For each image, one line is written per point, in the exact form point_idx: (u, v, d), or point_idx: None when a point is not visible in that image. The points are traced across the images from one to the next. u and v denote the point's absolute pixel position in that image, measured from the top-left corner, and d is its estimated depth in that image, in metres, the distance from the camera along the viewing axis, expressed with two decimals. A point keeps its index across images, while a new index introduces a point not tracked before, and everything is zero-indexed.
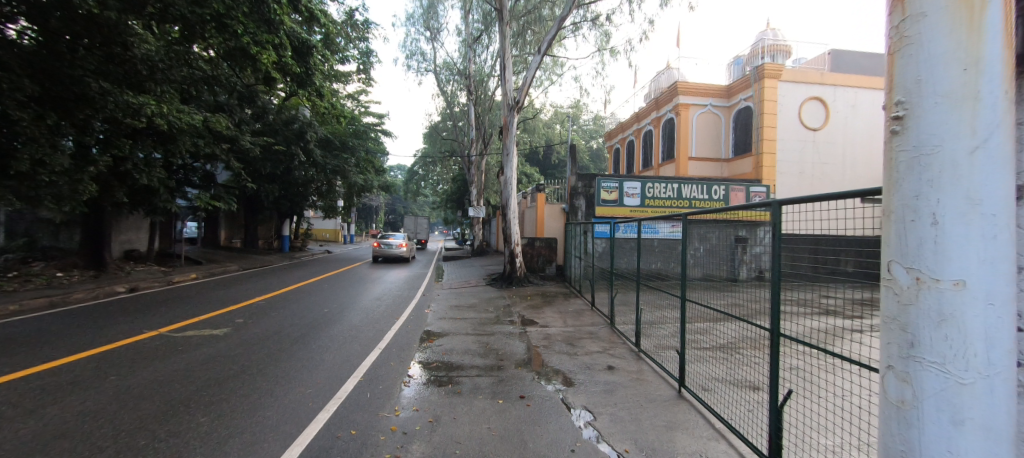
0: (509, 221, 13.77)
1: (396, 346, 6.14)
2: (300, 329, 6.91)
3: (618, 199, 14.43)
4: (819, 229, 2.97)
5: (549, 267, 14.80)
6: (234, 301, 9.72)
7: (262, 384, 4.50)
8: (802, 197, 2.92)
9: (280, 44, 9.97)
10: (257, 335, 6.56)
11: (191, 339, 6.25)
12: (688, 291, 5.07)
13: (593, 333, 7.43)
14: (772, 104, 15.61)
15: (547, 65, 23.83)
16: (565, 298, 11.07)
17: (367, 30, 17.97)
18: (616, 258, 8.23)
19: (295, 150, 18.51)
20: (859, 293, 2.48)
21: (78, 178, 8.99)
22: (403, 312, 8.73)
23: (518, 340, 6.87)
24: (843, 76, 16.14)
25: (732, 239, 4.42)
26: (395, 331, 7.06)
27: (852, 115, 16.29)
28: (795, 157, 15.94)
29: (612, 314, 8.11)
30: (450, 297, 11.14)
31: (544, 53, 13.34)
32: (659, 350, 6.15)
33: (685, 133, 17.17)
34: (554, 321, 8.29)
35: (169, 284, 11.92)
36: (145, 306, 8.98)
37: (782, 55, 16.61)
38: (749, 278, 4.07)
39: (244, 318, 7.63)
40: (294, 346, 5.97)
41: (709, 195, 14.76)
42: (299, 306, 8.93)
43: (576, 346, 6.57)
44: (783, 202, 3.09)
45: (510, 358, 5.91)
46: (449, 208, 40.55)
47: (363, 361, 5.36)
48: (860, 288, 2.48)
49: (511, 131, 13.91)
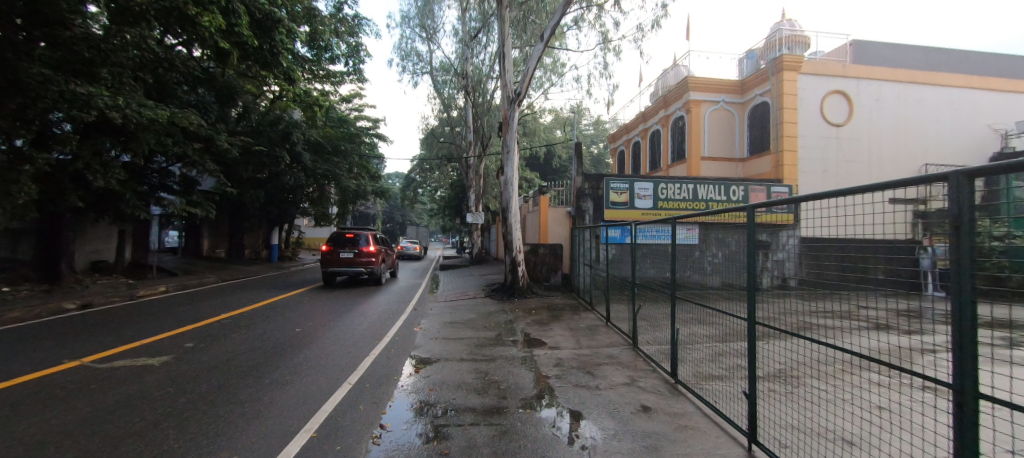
0: (511, 227, 12.51)
1: (372, 380, 4.89)
2: (255, 357, 5.65)
3: (629, 201, 13.31)
4: (983, 233, 1.62)
5: (554, 275, 13.54)
6: (197, 319, 8.44)
7: (170, 446, 3.27)
8: (989, 168, 1.54)
9: (233, 13, 8.92)
10: (204, 365, 5.35)
11: (116, 372, 5.01)
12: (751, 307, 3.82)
13: (614, 356, 6.16)
14: (792, 98, 14.53)
15: (547, 65, 22.89)
16: (574, 312, 9.84)
17: (357, 25, 17.01)
18: (637, 264, 7.02)
19: (280, 152, 17.19)
20: (896, 303, 2.18)
21: (14, 177, 7.78)
22: (387, 331, 7.49)
23: (523, 368, 5.59)
24: (867, 68, 15.13)
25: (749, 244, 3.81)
26: (374, 357, 5.83)
27: (879, 110, 15.16)
28: (818, 156, 14.83)
29: (634, 332, 6.87)
30: (445, 312, 9.86)
31: (546, 42, 12.25)
32: (708, 381, 4.90)
33: (697, 131, 16.08)
34: (565, 342, 7.00)
35: (130, 299, 10.64)
36: (86, 327, 7.64)
37: (800, 46, 15.46)
38: (769, 287, 3.59)
39: (195, 341, 6.36)
40: (245, 380, 4.79)
41: (727, 197, 13.61)
42: (268, 326, 7.67)
43: (597, 375, 5.31)
44: (962, 174, 1.68)
45: (515, 395, 4.65)
46: (447, 215, 39.18)
47: (322, 404, 4.12)
48: (900, 296, 2.13)
49: (511, 127, 12.70)
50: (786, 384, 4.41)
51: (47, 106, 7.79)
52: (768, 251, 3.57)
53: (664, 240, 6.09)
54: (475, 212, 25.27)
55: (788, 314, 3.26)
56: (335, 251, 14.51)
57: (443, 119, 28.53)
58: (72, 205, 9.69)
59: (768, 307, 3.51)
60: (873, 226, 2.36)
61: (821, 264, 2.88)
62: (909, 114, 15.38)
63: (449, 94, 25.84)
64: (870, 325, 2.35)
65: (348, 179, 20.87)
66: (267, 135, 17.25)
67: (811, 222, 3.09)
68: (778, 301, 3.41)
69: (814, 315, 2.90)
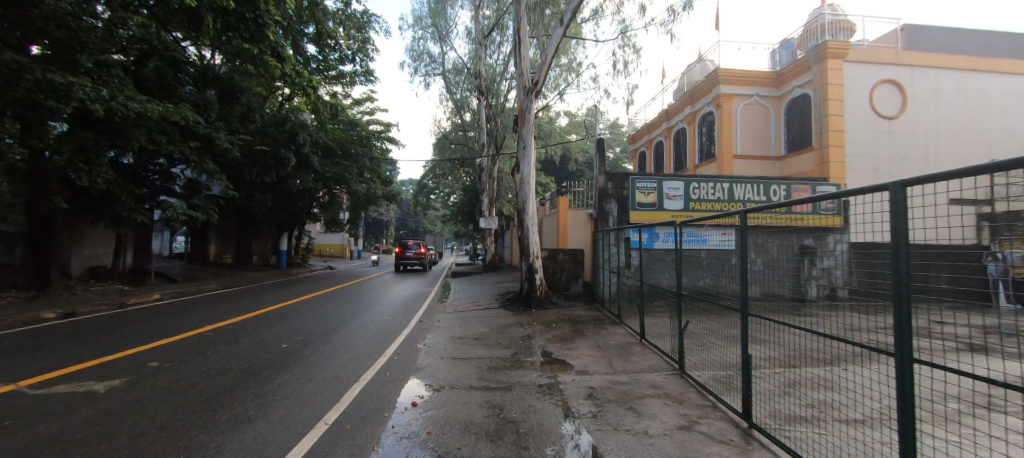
0: (527, 230, 11.41)
1: (353, 417, 3.84)
2: (220, 384, 4.68)
3: (657, 202, 12.14)
4: None
5: (574, 284, 12.39)
6: (178, 330, 7.55)
7: None
8: None
9: None
10: (155, 394, 4.37)
11: (44, 400, 4.08)
12: (829, 323, 3.01)
13: (659, 386, 4.95)
14: (837, 88, 13.20)
15: (564, 64, 21.94)
16: (600, 326, 8.66)
17: (366, 21, 16.40)
18: (683, 272, 5.83)
19: (285, 153, 16.46)
20: (973, 320, 1.66)
21: None
22: (386, 347, 6.53)
23: (546, 400, 4.47)
24: (922, 55, 13.70)
25: (796, 250, 3.49)
26: (364, 383, 4.80)
27: (935, 101, 13.69)
28: (868, 152, 13.39)
29: (681, 356, 5.65)
30: (454, 325, 8.78)
31: (566, 27, 11.19)
32: (793, 427, 3.66)
33: (728, 127, 14.77)
34: (594, 365, 5.81)
35: (118, 307, 9.91)
36: (52, 340, 6.80)
37: (845, 32, 14.04)
38: (820, 298, 3.15)
39: (160, 361, 5.44)
40: (197, 419, 3.77)
41: (766, 198, 12.27)
42: (254, 340, 6.75)
43: (643, 413, 4.14)
44: None
45: (538, 441, 3.52)
46: (460, 221, 38.28)
47: (287, 439, 3.37)
48: (973, 310, 1.68)
49: (527, 121, 11.62)
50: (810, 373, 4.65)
51: (19, 95, 7.18)
52: (818, 257, 3.19)
53: (721, 244, 4.97)
54: (488, 217, 24.27)
55: (838, 326, 2.91)
56: (403, 253, 25.77)
57: (457, 123, 27.79)
58: (56, 205, 9.06)
59: (845, 325, 2.84)
60: (930, 229, 2.03)
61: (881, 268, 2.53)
62: (970, 105, 13.85)
63: (462, 96, 25.06)
64: (956, 345, 1.79)
65: (357, 182, 20.27)
66: (272, 136, 16.56)
67: (869, 223, 2.69)
68: (829, 313, 3.02)
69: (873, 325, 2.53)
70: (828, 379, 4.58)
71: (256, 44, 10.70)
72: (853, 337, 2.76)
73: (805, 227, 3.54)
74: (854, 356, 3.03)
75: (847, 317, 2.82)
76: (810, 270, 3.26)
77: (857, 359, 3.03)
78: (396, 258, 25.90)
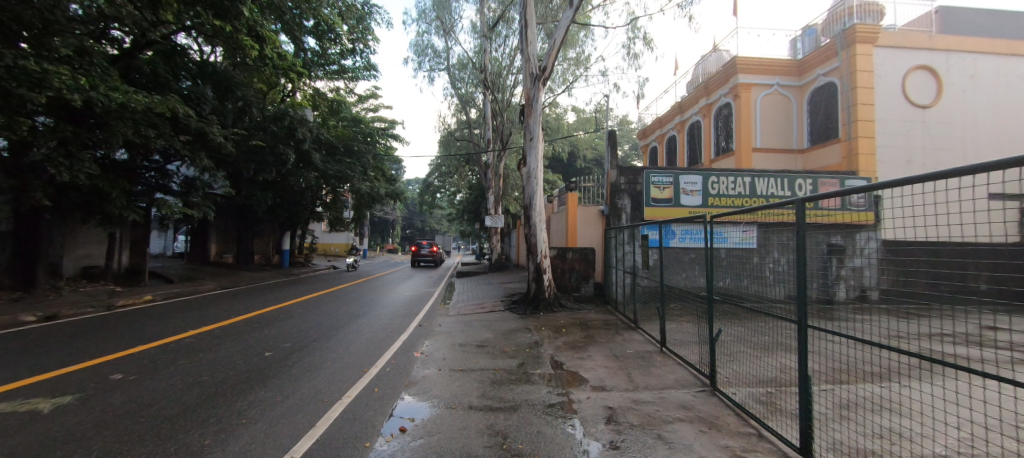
0: (534, 228, 10.75)
1: (327, 448, 3.22)
2: (182, 403, 4.08)
3: (673, 198, 11.40)
4: None
5: (584, 285, 11.69)
6: (157, 336, 6.98)
7: None
8: None
9: None
10: (105, 416, 3.75)
11: None
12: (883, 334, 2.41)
13: (690, 407, 4.25)
14: (867, 75, 12.31)
15: (571, 57, 21.19)
16: (614, 331, 7.96)
17: (367, 13, 15.84)
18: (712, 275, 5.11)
19: (285, 149, 15.94)
20: None
21: None
22: (377, 357, 5.95)
23: (557, 423, 3.84)
24: (958, 39, 12.75)
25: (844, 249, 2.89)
26: (347, 402, 4.19)
27: (974, 88, 12.73)
28: (900, 143, 12.49)
29: (713, 371, 4.92)
30: (455, 330, 8.16)
31: (575, 11, 10.47)
32: None
33: (747, 119, 13.92)
34: (611, 379, 5.13)
35: (106, 309, 9.45)
36: (18, 345, 6.26)
37: (874, 16, 13.08)
38: (863, 300, 2.54)
39: (126, 373, 4.87)
40: (140, 450, 3.13)
41: (791, 193, 11.47)
42: (236, 348, 6.17)
43: (676, 444, 3.43)
44: None
45: None
46: (465, 219, 37.69)
47: None
48: None
49: (534, 111, 10.92)
50: (867, 392, 3.96)
51: None
52: (845, 257, 2.68)
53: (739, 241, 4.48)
54: (494, 216, 23.61)
55: (880, 332, 2.44)
56: (418, 251, 27.36)
57: (462, 120, 27.20)
58: (39, 202, 8.63)
59: (917, 336, 2.14)
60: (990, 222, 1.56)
61: (944, 266, 1.95)
62: (1010, 92, 12.89)
63: (468, 91, 24.44)
64: None
65: (361, 180, 19.74)
66: (270, 131, 16.04)
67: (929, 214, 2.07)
68: (863, 317, 2.55)
69: (936, 335, 2.01)
70: (887, 399, 3.91)
71: (230, 22, 10.36)
72: (901, 346, 2.28)
73: (850, 224, 2.97)
74: (909, 368, 2.48)
75: (886, 321, 2.36)
76: (844, 269, 2.71)
77: (914, 371, 2.47)
78: (412, 255, 27.36)
